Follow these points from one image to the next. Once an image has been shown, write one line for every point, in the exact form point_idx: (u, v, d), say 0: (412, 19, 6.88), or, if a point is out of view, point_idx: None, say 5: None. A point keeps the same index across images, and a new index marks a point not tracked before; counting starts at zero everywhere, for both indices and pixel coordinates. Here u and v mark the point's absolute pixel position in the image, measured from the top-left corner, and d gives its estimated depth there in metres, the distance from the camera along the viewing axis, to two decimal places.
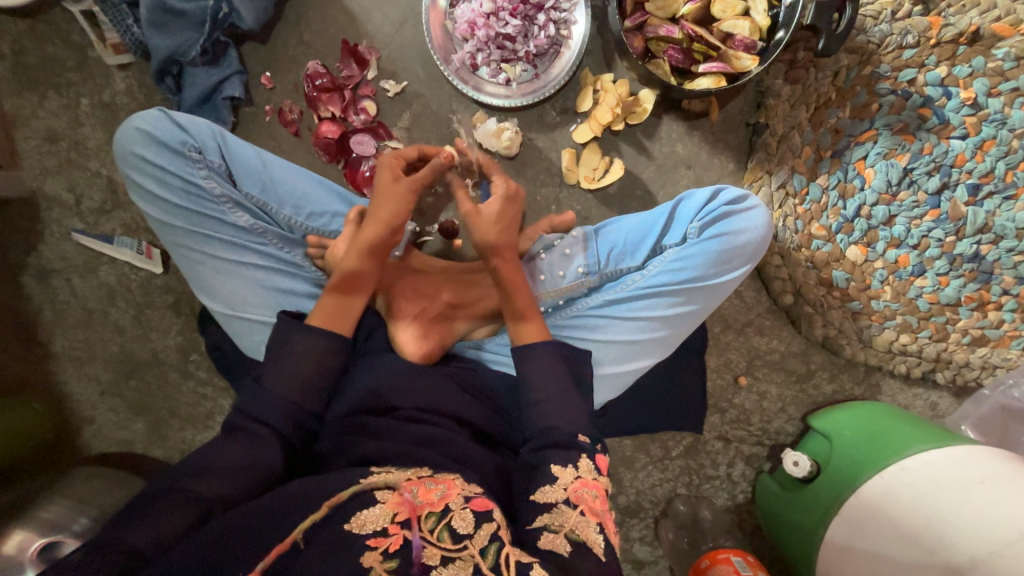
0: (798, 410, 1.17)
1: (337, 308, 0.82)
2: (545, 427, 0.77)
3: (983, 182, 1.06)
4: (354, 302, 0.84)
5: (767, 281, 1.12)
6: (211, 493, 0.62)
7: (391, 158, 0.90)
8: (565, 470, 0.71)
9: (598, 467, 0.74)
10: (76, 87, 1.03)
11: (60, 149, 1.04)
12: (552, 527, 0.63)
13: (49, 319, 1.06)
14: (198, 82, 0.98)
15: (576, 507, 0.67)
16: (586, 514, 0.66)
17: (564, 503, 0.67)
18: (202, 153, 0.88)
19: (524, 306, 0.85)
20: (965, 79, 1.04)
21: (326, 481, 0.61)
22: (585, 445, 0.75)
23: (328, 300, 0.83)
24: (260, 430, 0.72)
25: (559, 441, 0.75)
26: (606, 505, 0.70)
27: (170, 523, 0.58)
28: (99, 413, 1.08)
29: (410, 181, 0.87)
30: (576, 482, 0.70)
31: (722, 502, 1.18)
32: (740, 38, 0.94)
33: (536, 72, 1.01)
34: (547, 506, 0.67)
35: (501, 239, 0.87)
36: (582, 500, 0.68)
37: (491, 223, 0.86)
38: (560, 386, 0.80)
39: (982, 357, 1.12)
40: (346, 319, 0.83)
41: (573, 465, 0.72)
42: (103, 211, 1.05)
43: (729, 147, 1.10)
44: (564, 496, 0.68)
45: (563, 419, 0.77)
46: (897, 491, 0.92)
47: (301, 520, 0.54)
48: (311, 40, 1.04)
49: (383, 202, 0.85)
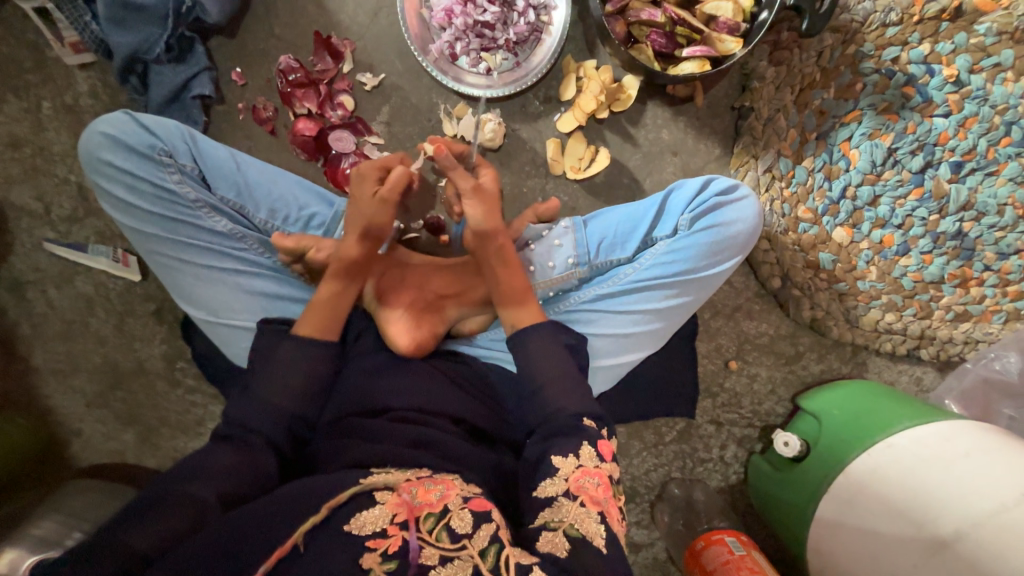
0: (788, 391, 1.19)
1: (323, 313, 0.82)
2: (551, 412, 0.77)
3: (965, 160, 1.07)
4: (343, 299, 0.84)
5: (755, 266, 1.12)
6: (211, 494, 0.61)
7: (369, 168, 0.87)
8: (567, 460, 0.71)
9: (600, 453, 0.73)
10: (36, 89, 0.98)
11: (24, 155, 0.99)
12: (552, 524, 0.63)
13: (27, 333, 1.03)
14: (165, 81, 0.94)
15: (576, 499, 0.67)
16: (587, 504, 0.66)
17: (563, 495, 0.67)
18: (174, 157, 0.85)
19: (518, 288, 0.86)
20: (948, 55, 1.03)
21: (330, 480, 0.60)
22: (588, 429, 0.75)
23: (315, 308, 0.83)
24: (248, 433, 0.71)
25: (563, 425, 0.75)
26: (608, 492, 0.70)
27: (173, 525, 0.56)
28: (86, 425, 1.06)
29: (387, 195, 0.85)
30: (578, 471, 0.70)
31: (715, 484, 1.21)
32: (724, 20, 0.92)
33: (517, 60, 0.98)
34: (547, 500, 0.67)
35: (490, 223, 0.86)
36: (583, 491, 0.68)
37: (487, 207, 0.87)
38: (558, 371, 0.79)
39: (965, 332, 1.15)
40: (335, 324, 0.83)
41: (574, 453, 0.71)
42: (74, 219, 1.02)
43: (715, 132, 1.08)
44: (564, 487, 0.68)
45: (567, 401, 0.77)
46: (885, 469, 0.94)
47: (302, 521, 0.54)
48: (282, 33, 0.99)
49: (357, 220, 0.85)
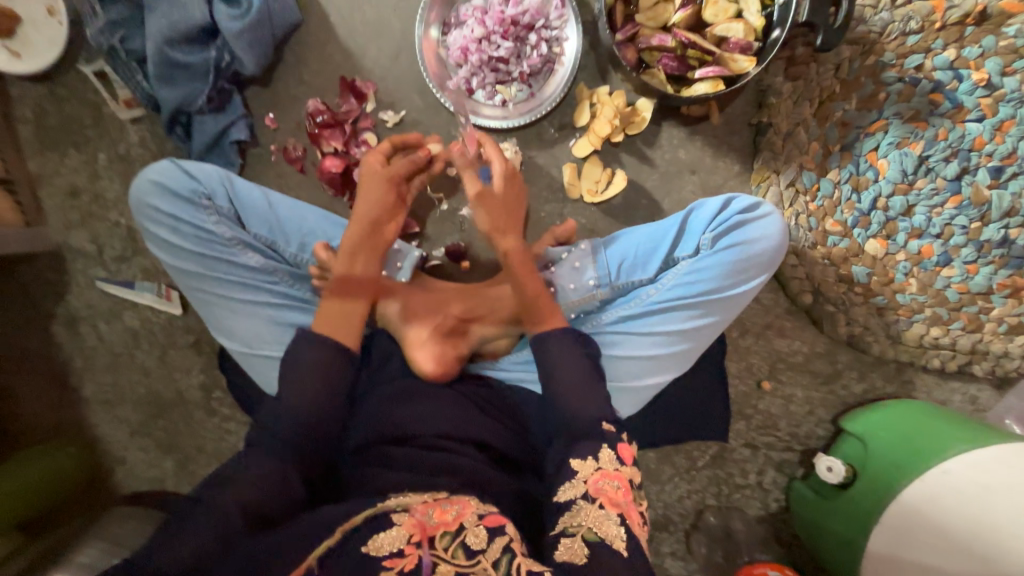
0: (828, 412, 1.13)
1: (340, 306, 0.84)
2: (573, 418, 0.75)
3: (1005, 164, 1.02)
4: (357, 294, 0.86)
5: (784, 282, 1.09)
6: (235, 507, 0.61)
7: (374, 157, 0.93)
8: (585, 462, 0.69)
9: (621, 456, 0.71)
10: (93, 142, 1.06)
11: (81, 202, 1.08)
12: (570, 530, 0.61)
13: (79, 366, 1.10)
14: (206, 129, 1.01)
15: (594, 501, 0.65)
16: (606, 506, 0.64)
17: (583, 497, 0.66)
18: (212, 200, 0.91)
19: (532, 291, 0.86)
20: (975, 60, 1.00)
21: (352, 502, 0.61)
22: (608, 433, 0.73)
23: (331, 301, 0.85)
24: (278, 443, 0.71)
25: (583, 430, 0.74)
26: (628, 496, 0.67)
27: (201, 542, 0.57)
28: (131, 452, 1.12)
29: (390, 175, 0.90)
30: (597, 473, 0.68)
31: (755, 512, 1.15)
32: (735, 41, 0.92)
33: (531, 91, 1.02)
34: (567, 504, 0.66)
35: (505, 220, 0.88)
36: (602, 493, 0.66)
37: (493, 205, 0.88)
38: (582, 374, 0.79)
39: (1022, 346, 1.07)
40: (351, 316, 0.84)
41: (592, 456, 0.70)
42: (124, 258, 1.09)
43: (733, 150, 1.07)
44: (583, 489, 0.66)
45: (587, 406, 0.76)
46: (940, 498, 0.87)
47: (319, 541, 0.54)
48: (312, 79, 1.05)
49: (365, 202, 0.88)
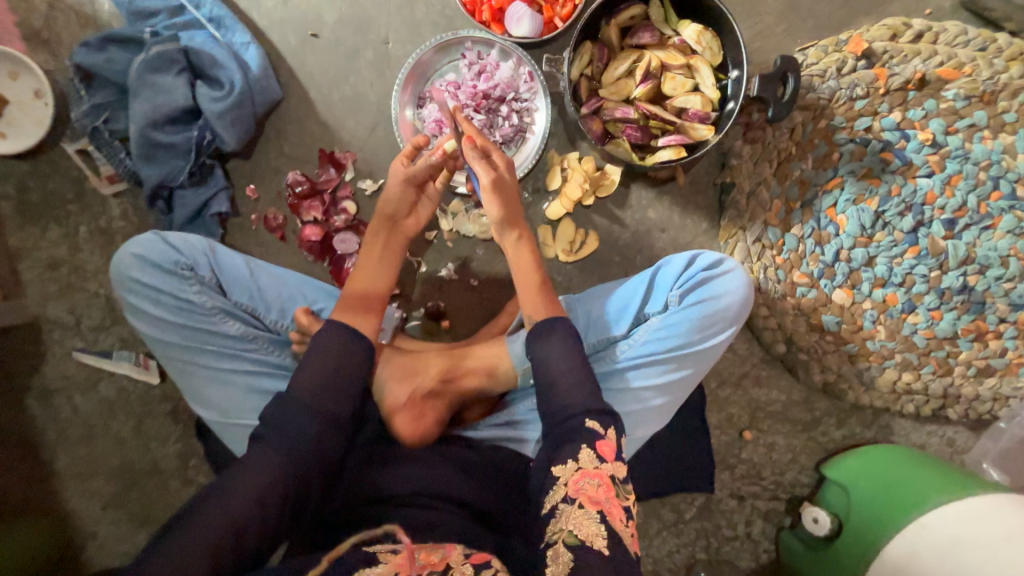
0: (811, 459, 1.14)
1: (360, 305, 0.88)
2: (562, 410, 0.76)
3: (957, 216, 1.07)
4: (378, 294, 0.90)
5: (757, 332, 1.11)
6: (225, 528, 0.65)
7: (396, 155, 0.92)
8: (565, 466, 0.71)
9: (602, 453, 0.71)
10: (75, 216, 1.08)
11: (61, 274, 1.08)
12: (552, 537, 0.65)
13: (52, 438, 1.08)
14: (188, 203, 1.04)
15: (574, 501, 0.67)
16: (585, 506, 0.66)
17: (563, 500, 0.68)
18: (193, 270, 0.93)
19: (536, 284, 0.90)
20: (920, 121, 1.07)
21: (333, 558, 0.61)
22: (591, 429, 0.73)
23: (352, 298, 0.89)
24: (266, 467, 0.71)
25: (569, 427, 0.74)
26: (611, 491, 0.68)
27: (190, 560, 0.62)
28: (102, 527, 1.08)
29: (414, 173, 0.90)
30: (576, 474, 0.70)
31: (745, 564, 1.14)
32: (693, 112, 0.98)
33: (504, 157, 1.06)
34: (552, 509, 0.68)
35: (512, 213, 0.90)
36: (581, 492, 0.68)
37: (505, 197, 0.89)
38: (571, 363, 0.79)
39: (991, 388, 1.10)
40: (369, 315, 0.88)
41: (572, 457, 0.71)
42: (102, 328, 1.09)
43: (700, 208, 1.12)
44: (563, 492, 0.69)
45: (574, 397, 0.76)
46: (921, 554, 0.88)
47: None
48: (291, 151, 1.08)
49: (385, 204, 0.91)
